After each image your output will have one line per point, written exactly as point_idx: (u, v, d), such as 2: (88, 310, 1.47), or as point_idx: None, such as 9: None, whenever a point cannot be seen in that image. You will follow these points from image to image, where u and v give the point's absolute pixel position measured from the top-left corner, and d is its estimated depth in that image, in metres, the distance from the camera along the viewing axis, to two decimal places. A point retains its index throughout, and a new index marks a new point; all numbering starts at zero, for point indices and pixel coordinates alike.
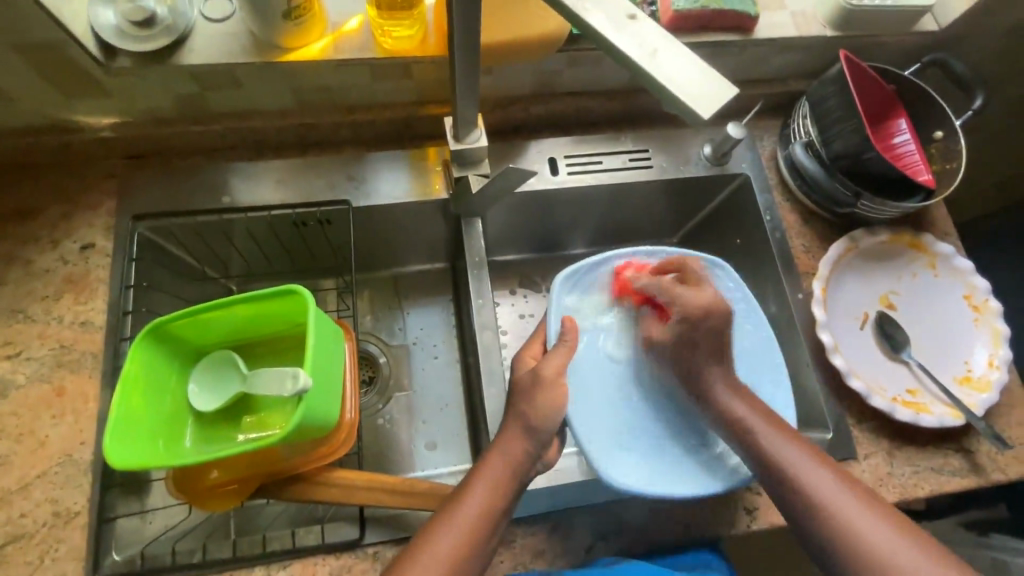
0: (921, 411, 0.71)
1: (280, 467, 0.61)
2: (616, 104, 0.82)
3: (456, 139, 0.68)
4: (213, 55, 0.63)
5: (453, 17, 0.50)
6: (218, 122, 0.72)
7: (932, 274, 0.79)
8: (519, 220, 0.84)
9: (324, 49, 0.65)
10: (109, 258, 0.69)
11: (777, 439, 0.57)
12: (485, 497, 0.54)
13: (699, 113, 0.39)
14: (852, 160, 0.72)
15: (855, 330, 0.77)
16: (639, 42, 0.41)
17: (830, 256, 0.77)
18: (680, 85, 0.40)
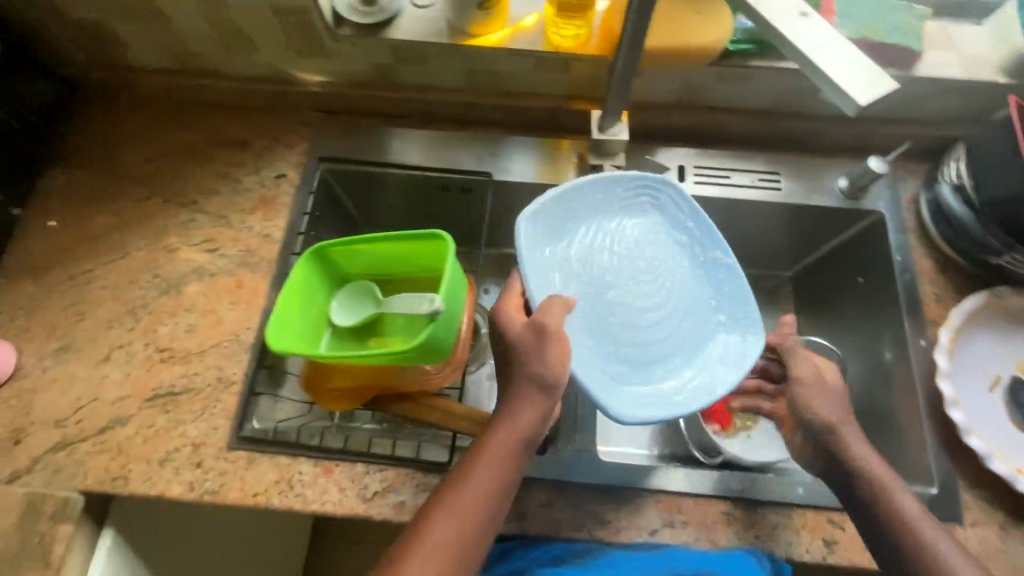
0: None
1: (396, 380, 0.72)
2: (756, 124, 0.84)
3: (599, 130, 0.75)
4: (413, 34, 0.76)
5: (630, 11, 0.58)
6: (400, 91, 0.85)
7: None
8: None
9: (501, 39, 0.76)
10: (293, 188, 0.84)
11: (888, 480, 0.60)
12: (519, 429, 0.59)
13: (852, 101, 0.43)
14: (1008, 208, 0.69)
15: (982, 390, 0.72)
16: (808, 35, 0.45)
17: (964, 306, 0.73)
18: (838, 77, 0.44)
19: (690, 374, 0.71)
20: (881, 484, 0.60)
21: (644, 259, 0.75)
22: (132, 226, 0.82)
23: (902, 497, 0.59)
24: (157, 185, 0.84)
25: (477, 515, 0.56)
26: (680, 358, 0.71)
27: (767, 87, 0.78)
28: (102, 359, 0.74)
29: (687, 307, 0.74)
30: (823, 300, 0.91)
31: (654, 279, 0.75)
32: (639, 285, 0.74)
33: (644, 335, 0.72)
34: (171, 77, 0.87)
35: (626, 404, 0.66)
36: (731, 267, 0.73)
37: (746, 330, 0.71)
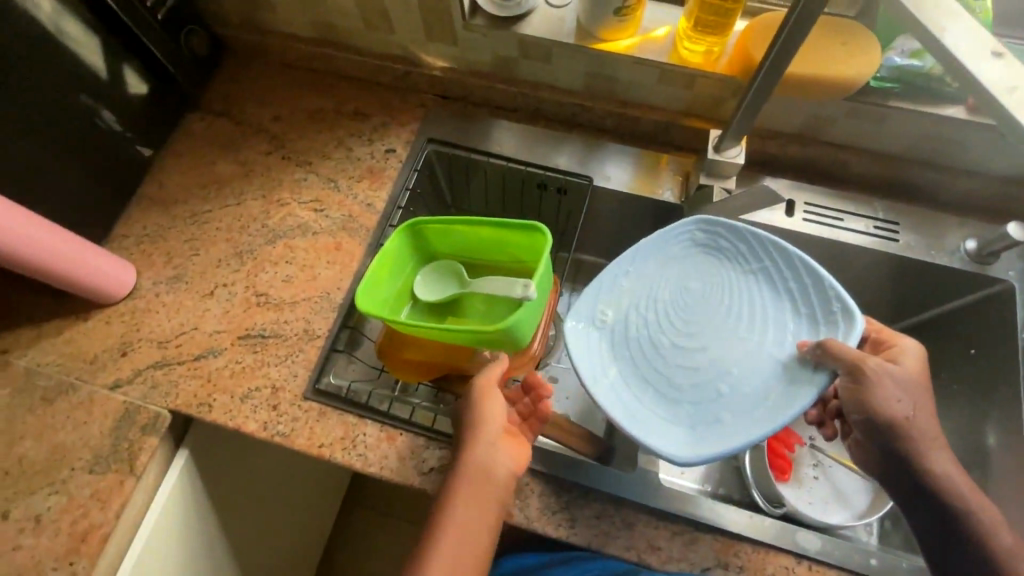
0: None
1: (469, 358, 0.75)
2: (881, 169, 0.79)
3: (715, 149, 0.73)
4: (543, 31, 0.77)
5: (781, 35, 0.56)
6: (516, 86, 0.87)
7: None
8: None
9: (629, 47, 0.75)
10: (400, 164, 0.88)
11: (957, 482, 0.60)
12: (485, 433, 0.61)
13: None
14: None
15: None
16: (1001, 77, 0.42)
17: None
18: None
19: (764, 388, 0.63)
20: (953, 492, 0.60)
21: (703, 287, 0.70)
22: (251, 177, 0.88)
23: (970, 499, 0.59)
24: (279, 143, 0.90)
25: (474, 516, 0.59)
26: (758, 376, 0.64)
27: (904, 131, 0.74)
28: (207, 293, 0.80)
29: (751, 325, 0.67)
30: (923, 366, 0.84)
31: (710, 301, 0.70)
32: (704, 313, 0.69)
33: (726, 359, 0.66)
34: (308, 44, 0.92)
35: (689, 446, 0.62)
36: (783, 264, 0.68)
37: (828, 324, 0.64)
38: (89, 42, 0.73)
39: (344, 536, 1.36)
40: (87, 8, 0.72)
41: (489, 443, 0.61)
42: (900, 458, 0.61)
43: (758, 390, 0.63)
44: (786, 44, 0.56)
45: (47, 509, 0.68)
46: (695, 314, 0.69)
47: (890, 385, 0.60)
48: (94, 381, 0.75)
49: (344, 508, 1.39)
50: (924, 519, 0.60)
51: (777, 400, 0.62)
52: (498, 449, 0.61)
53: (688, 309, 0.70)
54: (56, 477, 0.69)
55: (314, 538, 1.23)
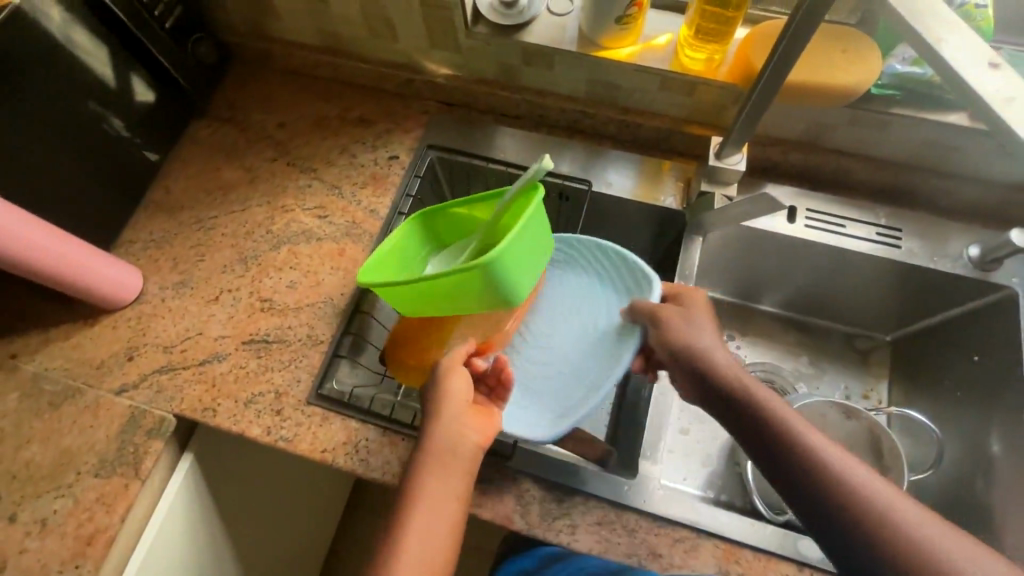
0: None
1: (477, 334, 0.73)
2: (884, 175, 0.79)
3: (716, 157, 0.74)
4: (544, 39, 0.77)
5: (782, 43, 0.56)
6: (519, 93, 0.88)
7: None
8: (736, 254, 0.87)
9: (630, 55, 0.76)
10: (403, 170, 0.88)
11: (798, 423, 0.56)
12: (448, 415, 0.60)
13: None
14: None
15: None
16: (999, 87, 0.43)
17: None
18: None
19: (603, 362, 0.69)
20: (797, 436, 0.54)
21: (549, 291, 0.76)
22: (256, 183, 0.89)
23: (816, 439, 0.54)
24: (284, 150, 0.91)
25: (440, 505, 0.56)
26: (601, 354, 0.70)
27: (907, 138, 0.74)
28: (213, 298, 0.81)
29: (593, 315, 0.73)
30: (926, 375, 0.85)
31: (556, 299, 0.76)
32: (553, 313, 0.75)
33: (575, 345, 0.72)
34: (313, 52, 0.93)
35: (551, 426, 0.67)
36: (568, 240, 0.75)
37: (638, 289, 0.70)
38: (98, 51, 0.75)
39: (347, 539, 1.37)
40: (96, 19, 0.73)
41: (454, 414, 0.60)
42: (723, 399, 0.60)
43: (598, 368, 0.69)
44: (785, 54, 0.57)
45: (53, 513, 0.68)
46: (543, 315, 0.75)
47: (676, 324, 0.64)
48: (100, 385, 0.76)
49: (348, 511, 1.40)
50: (755, 444, 0.56)
51: (611, 367, 0.68)
52: (464, 421, 0.60)
53: (537, 313, 0.75)
54: (63, 481, 0.70)
55: (318, 540, 1.24)
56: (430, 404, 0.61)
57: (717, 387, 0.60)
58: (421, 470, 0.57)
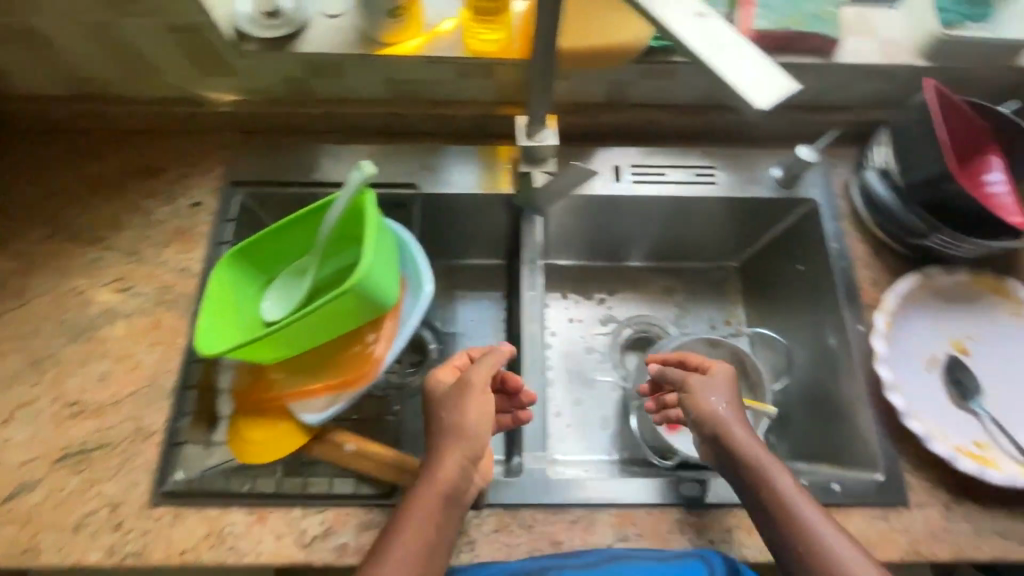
0: (988, 466, 0.66)
1: (335, 371, 0.68)
2: (687, 119, 0.82)
3: (526, 136, 0.72)
4: (322, 45, 0.70)
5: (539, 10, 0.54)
6: (318, 106, 0.80)
7: (1013, 323, 0.73)
8: (585, 222, 0.89)
9: (416, 47, 0.71)
10: (210, 217, 0.79)
11: (803, 500, 0.57)
12: (456, 455, 0.58)
13: (755, 102, 0.39)
14: (925, 192, 0.68)
15: (921, 372, 0.72)
16: (707, 36, 0.43)
17: (898, 290, 0.73)
18: (739, 84, 0.40)
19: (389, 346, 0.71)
20: (796, 511, 0.57)
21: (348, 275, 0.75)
22: (32, 271, 0.75)
23: (811, 514, 0.56)
24: (60, 224, 0.78)
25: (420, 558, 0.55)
26: None
27: (696, 81, 0.77)
28: (5, 419, 0.68)
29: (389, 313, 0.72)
30: (769, 294, 0.92)
31: None
32: None
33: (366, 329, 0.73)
34: (66, 104, 0.80)
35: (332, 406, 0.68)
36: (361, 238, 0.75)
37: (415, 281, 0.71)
38: None
39: None
40: None
41: (457, 461, 0.58)
42: (727, 464, 0.62)
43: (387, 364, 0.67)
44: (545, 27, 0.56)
45: None
46: None
47: (713, 396, 0.65)
48: None
49: None
50: (750, 503, 0.60)
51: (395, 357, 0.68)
52: (472, 467, 0.59)
53: None
54: None
55: None
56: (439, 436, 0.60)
57: (727, 453, 0.62)
58: (410, 517, 0.56)
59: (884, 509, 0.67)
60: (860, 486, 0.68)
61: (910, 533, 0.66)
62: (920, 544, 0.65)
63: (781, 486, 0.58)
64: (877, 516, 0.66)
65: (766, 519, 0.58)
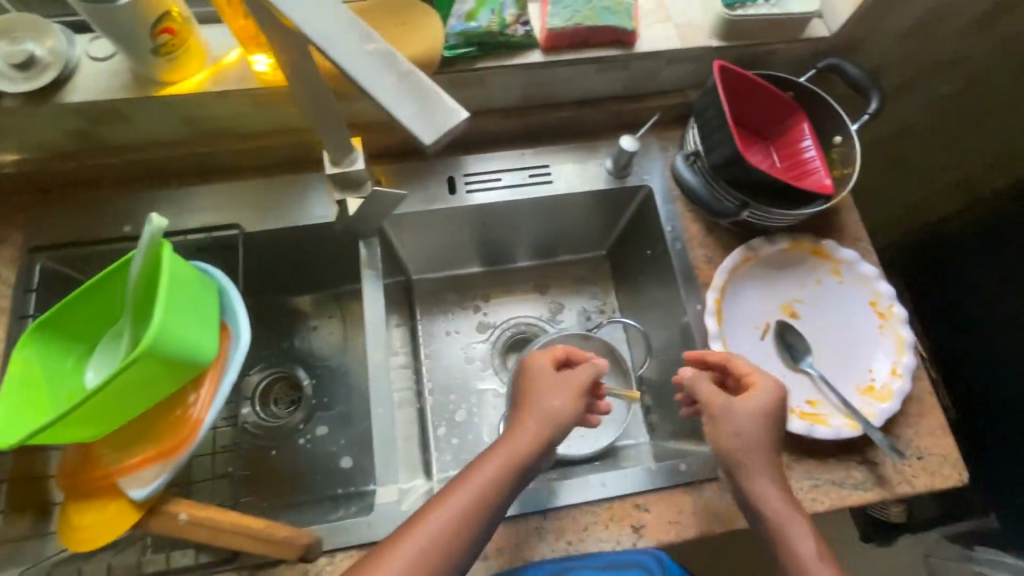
0: (817, 422, 0.70)
1: (162, 439, 0.64)
2: (512, 121, 0.82)
3: (333, 164, 0.67)
4: (94, 93, 0.65)
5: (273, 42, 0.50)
6: (117, 154, 0.75)
7: (837, 281, 0.78)
8: (437, 235, 0.89)
9: (202, 82, 0.67)
10: (10, 290, 0.72)
11: (791, 521, 0.59)
12: (509, 458, 0.60)
13: (420, 136, 0.38)
14: (727, 172, 0.71)
15: (756, 341, 0.76)
16: (380, 70, 0.39)
17: (724, 266, 0.76)
18: (404, 118, 0.38)
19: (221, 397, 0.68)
20: (782, 528, 0.59)
21: None
22: None
23: (798, 536, 0.59)
24: None
25: (458, 535, 0.55)
26: None
27: (509, 85, 0.76)
28: None
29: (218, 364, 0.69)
30: (629, 280, 0.95)
31: None
32: None
33: None
34: None
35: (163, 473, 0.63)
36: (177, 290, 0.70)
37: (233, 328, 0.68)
38: None
39: None
40: None
41: (537, 440, 0.61)
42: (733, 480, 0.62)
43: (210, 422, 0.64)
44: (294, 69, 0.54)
45: None
46: None
47: (744, 418, 0.61)
48: None
49: None
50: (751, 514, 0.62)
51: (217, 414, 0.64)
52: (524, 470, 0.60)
53: None
54: None
55: None
56: (513, 429, 0.63)
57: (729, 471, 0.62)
58: (461, 488, 0.57)
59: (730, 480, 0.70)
60: (705, 462, 0.70)
61: None
62: None
63: (768, 503, 0.60)
64: (724, 487, 0.69)
65: (760, 526, 0.61)
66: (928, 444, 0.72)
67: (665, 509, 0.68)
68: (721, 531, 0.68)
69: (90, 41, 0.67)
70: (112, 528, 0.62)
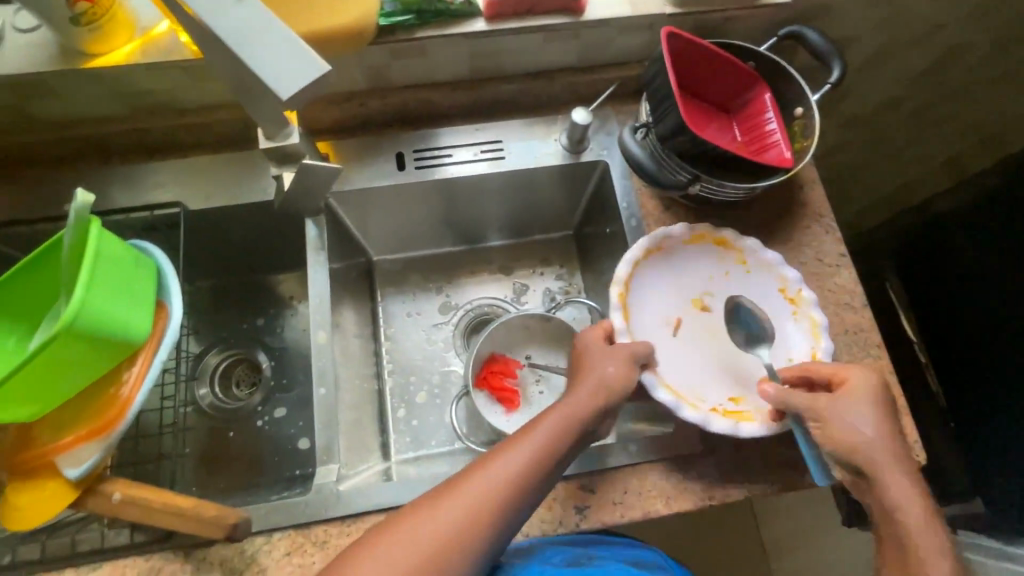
0: (742, 420, 0.66)
1: (94, 418, 0.63)
2: (463, 94, 0.80)
3: (267, 138, 0.64)
4: (18, 66, 0.64)
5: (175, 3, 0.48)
6: (54, 131, 0.74)
7: (743, 270, 0.76)
8: (393, 214, 0.87)
9: (130, 54, 0.65)
10: None
11: (905, 510, 0.56)
12: (557, 433, 0.59)
13: (276, 91, 0.44)
14: (676, 144, 0.69)
15: (666, 339, 0.73)
16: (243, 25, 0.45)
17: (628, 258, 0.73)
18: (264, 73, 0.44)
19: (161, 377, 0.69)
20: (897, 517, 0.56)
21: None
22: None
23: (912, 522, 0.56)
24: None
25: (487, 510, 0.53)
26: None
27: (455, 56, 0.74)
28: None
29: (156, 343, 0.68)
30: (590, 259, 0.93)
31: None
32: None
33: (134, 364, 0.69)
34: None
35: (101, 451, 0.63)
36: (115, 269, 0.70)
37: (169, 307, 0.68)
38: None
39: None
40: None
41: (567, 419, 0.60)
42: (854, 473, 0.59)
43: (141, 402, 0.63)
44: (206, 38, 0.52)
45: None
46: None
47: (843, 408, 0.59)
48: None
49: None
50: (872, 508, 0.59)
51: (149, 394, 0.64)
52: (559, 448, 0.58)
53: None
54: None
55: None
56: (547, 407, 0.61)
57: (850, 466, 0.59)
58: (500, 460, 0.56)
59: (677, 461, 0.68)
60: (653, 442, 0.69)
61: (703, 480, 0.68)
62: (712, 488, 0.67)
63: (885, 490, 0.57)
64: (671, 468, 0.68)
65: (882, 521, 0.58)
66: None
67: (610, 490, 0.67)
68: (668, 512, 0.67)
69: (16, 12, 0.66)
70: (44, 508, 0.61)
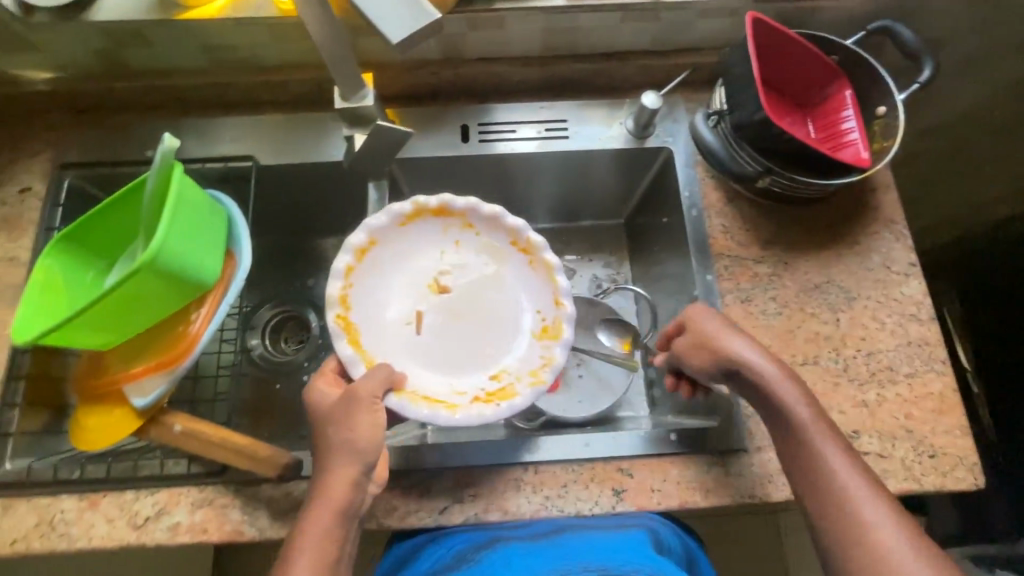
0: (503, 398, 0.67)
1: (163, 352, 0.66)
2: (533, 70, 0.80)
3: (343, 99, 0.67)
4: (120, 13, 0.68)
5: None
6: (144, 79, 0.78)
7: (472, 234, 0.74)
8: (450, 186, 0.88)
9: (222, 7, 0.69)
10: (39, 202, 0.76)
11: (820, 441, 0.58)
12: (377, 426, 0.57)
13: (390, 35, 0.49)
14: (749, 133, 0.67)
15: (410, 338, 0.72)
16: None
17: (337, 268, 0.67)
18: (376, 18, 0.50)
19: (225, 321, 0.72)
20: (820, 455, 0.57)
21: None
22: None
23: (828, 450, 0.57)
24: None
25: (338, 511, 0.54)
26: None
27: (529, 30, 0.74)
28: None
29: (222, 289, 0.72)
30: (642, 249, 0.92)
31: None
32: None
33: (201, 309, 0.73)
34: None
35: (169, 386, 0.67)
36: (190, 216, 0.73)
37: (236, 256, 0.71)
38: None
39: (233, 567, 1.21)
40: None
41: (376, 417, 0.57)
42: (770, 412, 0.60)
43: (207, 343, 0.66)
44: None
45: None
46: None
47: (737, 347, 0.62)
48: None
49: None
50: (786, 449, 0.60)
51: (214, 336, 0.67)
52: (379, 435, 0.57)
53: None
54: None
55: None
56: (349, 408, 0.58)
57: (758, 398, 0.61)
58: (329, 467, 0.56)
59: (718, 455, 0.68)
60: (696, 434, 0.68)
61: (743, 477, 0.67)
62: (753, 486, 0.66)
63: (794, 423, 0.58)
64: (712, 462, 0.67)
65: (799, 463, 0.58)
66: (942, 443, 0.67)
67: (649, 476, 0.67)
68: (706, 504, 0.66)
69: None
70: (108, 432, 0.64)
